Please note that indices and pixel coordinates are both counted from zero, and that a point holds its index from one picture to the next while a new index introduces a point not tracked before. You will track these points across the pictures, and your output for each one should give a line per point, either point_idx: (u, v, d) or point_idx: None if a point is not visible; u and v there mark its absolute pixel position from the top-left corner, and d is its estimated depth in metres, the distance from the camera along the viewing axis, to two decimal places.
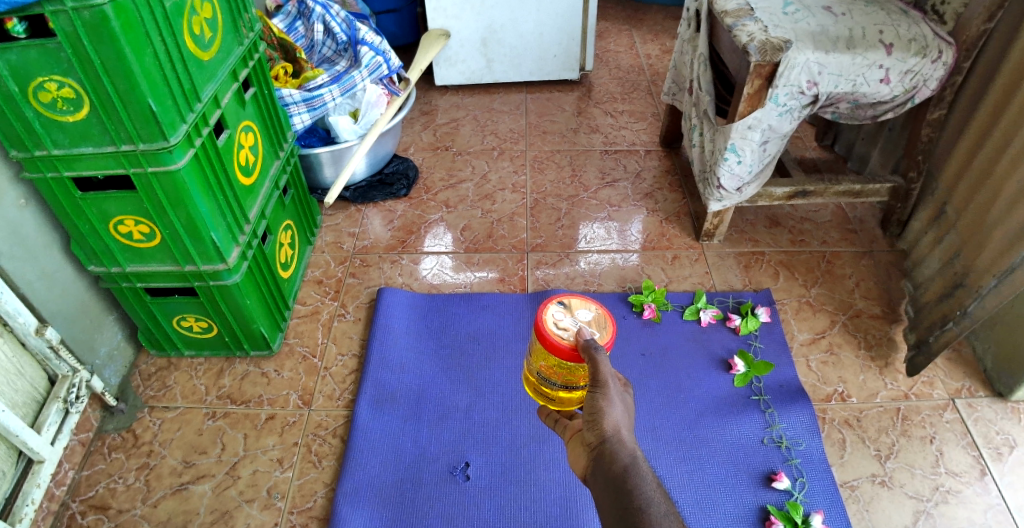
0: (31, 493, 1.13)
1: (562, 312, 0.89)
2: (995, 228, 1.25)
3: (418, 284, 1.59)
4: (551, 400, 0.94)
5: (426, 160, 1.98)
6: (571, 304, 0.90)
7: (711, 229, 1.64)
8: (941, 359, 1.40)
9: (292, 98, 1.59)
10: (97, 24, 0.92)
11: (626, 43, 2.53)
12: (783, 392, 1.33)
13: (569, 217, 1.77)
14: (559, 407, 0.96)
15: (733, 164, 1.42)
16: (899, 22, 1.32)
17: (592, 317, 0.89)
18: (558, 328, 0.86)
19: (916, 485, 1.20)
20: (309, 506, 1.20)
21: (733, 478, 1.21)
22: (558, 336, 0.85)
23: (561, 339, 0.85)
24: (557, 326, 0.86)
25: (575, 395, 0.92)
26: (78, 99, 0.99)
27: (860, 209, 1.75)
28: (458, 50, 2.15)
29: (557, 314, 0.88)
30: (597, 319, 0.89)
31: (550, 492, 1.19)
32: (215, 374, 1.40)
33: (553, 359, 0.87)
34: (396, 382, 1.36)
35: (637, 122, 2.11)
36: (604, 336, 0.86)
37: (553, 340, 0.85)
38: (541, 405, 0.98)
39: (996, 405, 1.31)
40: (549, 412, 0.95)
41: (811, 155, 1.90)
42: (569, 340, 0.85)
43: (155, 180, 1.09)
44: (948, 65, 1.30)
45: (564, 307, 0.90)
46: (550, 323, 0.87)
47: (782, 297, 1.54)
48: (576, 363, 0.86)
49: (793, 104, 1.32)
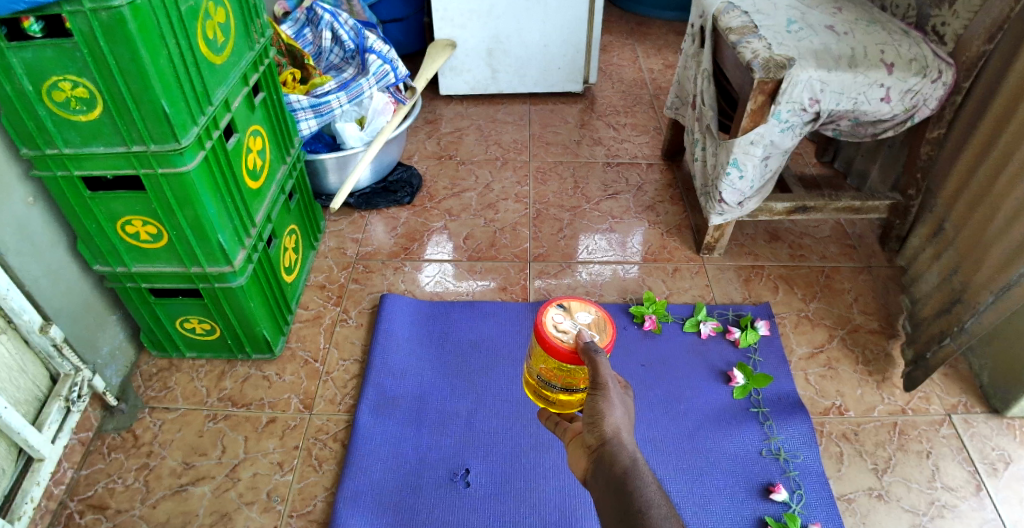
0: (30, 491, 1.13)
1: (562, 315, 0.90)
2: (992, 246, 1.27)
3: (420, 291, 1.60)
4: (551, 403, 0.95)
5: (430, 168, 2.00)
6: (571, 309, 0.91)
7: (712, 242, 1.66)
8: (938, 375, 1.42)
9: (299, 104, 1.60)
10: (113, 25, 0.93)
11: (629, 57, 2.56)
12: (782, 404, 1.34)
13: (571, 228, 1.78)
14: (559, 410, 0.96)
15: (735, 178, 1.44)
16: (900, 42, 1.35)
17: (592, 320, 0.90)
18: (557, 331, 0.87)
19: (912, 499, 1.21)
20: (309, 510, 1.20)
21: (732, 489, 1.21)
22: (558, 338, 0.86)
23: (561, 342, 0.86)
24: (556, 328, 0.88)
25: (575, 398, 0.93)
26: (92, 98, 1.00)
27: (858, 226, 1.78)
28: (464, 60, 2.17)
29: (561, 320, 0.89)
30: (596, 322, 0.90)
31: (551, 499, 1.20)
32: (217, 376, 1.41)
33: (553, 361, 0.88)
34: (397, 388, 1.37)
35: (639, 135, 2.13)
36: (603, 338, 0.87)
37: (553, 342, 0.86)
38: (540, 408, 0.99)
39: (992, 421, 1.33)
40: (550, 414, 0.96)
41: (810, 171, 1.93)
42: (569, 342, 0.86)
43: (165, 181, 1.10)
44: (947, 86, 1.32)
45: (564, 310, 0.91)
46: (550, 325, 0.88)
47: (782, 311, 1.55)
48: (576, 366, 0.87)
49: (795, 121, 1.34)
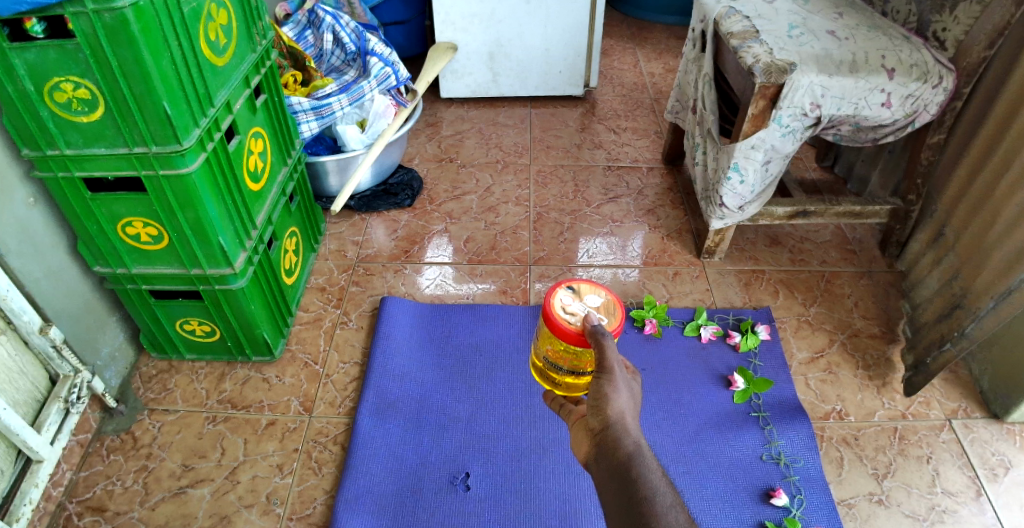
0: (28, 492, 1.13)
1: (571, 297, 0.91)
2: (993, 251, 1.28)
3: (420, 293, 1.60)
4: (557, 385, 0.97)
5: (431, 171, 2.00)
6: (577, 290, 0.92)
7: (712, 246, 1.66)
8: (938, 380, 1.42)
9: (300, 106, 1.60)
10: (116, 26, 0.93)
11: (630, 61, 2.56)
12: (783, 409, 1.34)
13: (572, 231, 1.78)
14: (566, 392, 0.97)
15: (736, 183, 1.44)
16: (900, 48, 1.35)
17: (601, 303, 0.90)
18: (566, 313, 0.88)
19: (912, 504, 1.21)
20: (309, 513, 1.20)
21: (733, 495, 1.21)
22: (565, 320, 0.87)
23: (568, 324, 0.87)
24: (565, 311, 0.88)
25: (581, 381, 0.94)
26: (94, 99, 1.00)
27: (858, 231, 1.78)
28: (465, 63, 2.18)
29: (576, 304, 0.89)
30: (606, 306, 0.90)
31: (550, 503, 1.19)
32: (216, 378, 1.40)
33: (561, 342, 0.89)
34: (398, 391, 1.37)
35: (640, 139, 2.14)
36: (611, 322, 0.87)
37: (560, 324, 0.87)
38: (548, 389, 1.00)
39: (991, 426, 1.33)
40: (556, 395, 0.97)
41: (810, 176, 1.93)
42: (577, 325, 0.87)
43: (166, 182, 1.10)
44: (948, 91, 1.33)
45: (573, 292, 0.92)
46: (559, 307, 0.89)
47: (782, 315, 1.55)
48: (583, 348, 0.88)
49: (796, 126, 1.35)
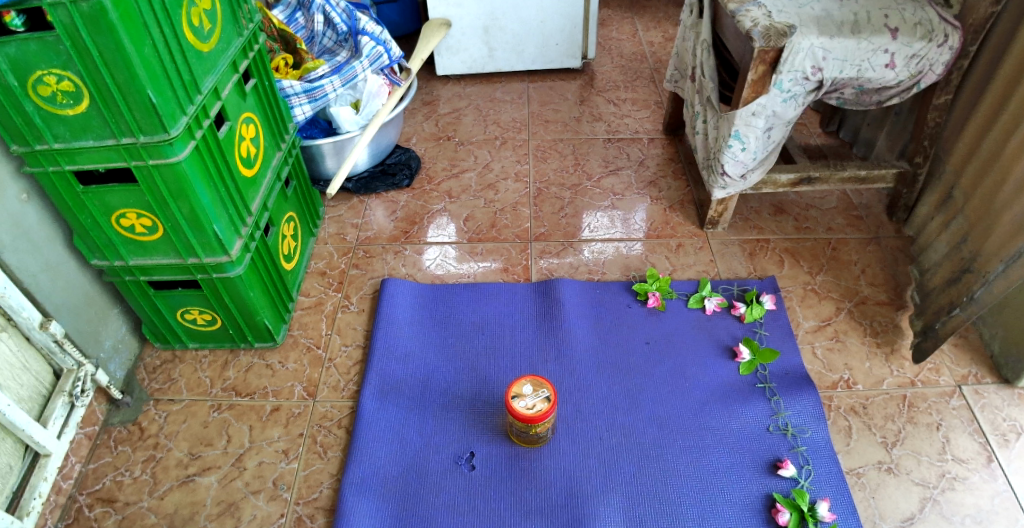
0: (37, 486, 1.14)
1: (536, 398, 1.14)
2: (1003, 212, 1.24)
3: (422, 274, 1.59)
4: (530, 431, 1.18)
5: (428, 150, 1.98)
6: (542, 384, 1.17)
7: (716, 216, 1.63)
8: (948, 345, 1.40)
9: (292, 89, 1.58)
10: (95, 15, 0.91)
11: (629, 30, 2.51)
12: (789, 379, 1.33)
13: (572, 206, 1.76)
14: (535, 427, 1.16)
15: (737, 150, 1.41)
16: (904, 7, 1.30)
17: (527, 396, 1.15)
18: (537, 395, 1.15)
19: (922, 472, 1.20)
20: (315, 497, 1.20)
21: (740, 467, 1.20)
22: (542, 391, 1.16)
23: (545, 390, 1.16)
24: (540, 397, 1.15)
25: (530, 432, 1.19)
26: (78, 91, 0.99)
27: (866, 196, 1.74)
28: (461, 39, 2.14)
29: (541, 409, 1.13)
30: (529, 399, 1.15)
31: (556, 481, 1.19)
32: (220, 366, 1.41)
33: (536, 427, 1.16)
34: (400, 373, 1.36)
35: (640, 109, 2.10)
36: (523, 393, 1.15)
37: (550, 388, 1.16)
38: (539, 429, 1.16)
39: (1002, 391, 1.31)
40: (541, 425, 1.16)
41: (816, 141, 1.89)
42: (540, 391, 1.16)
43: (156, 172, 1.08)
44: (954, 49, 1.28)
45: (540, 401, 1.14)
46: (544, 395, 1.15)
47: (787, 285, 1.53)
48: (536, 426, 1.16)
49: (798, 90, 1.30)
